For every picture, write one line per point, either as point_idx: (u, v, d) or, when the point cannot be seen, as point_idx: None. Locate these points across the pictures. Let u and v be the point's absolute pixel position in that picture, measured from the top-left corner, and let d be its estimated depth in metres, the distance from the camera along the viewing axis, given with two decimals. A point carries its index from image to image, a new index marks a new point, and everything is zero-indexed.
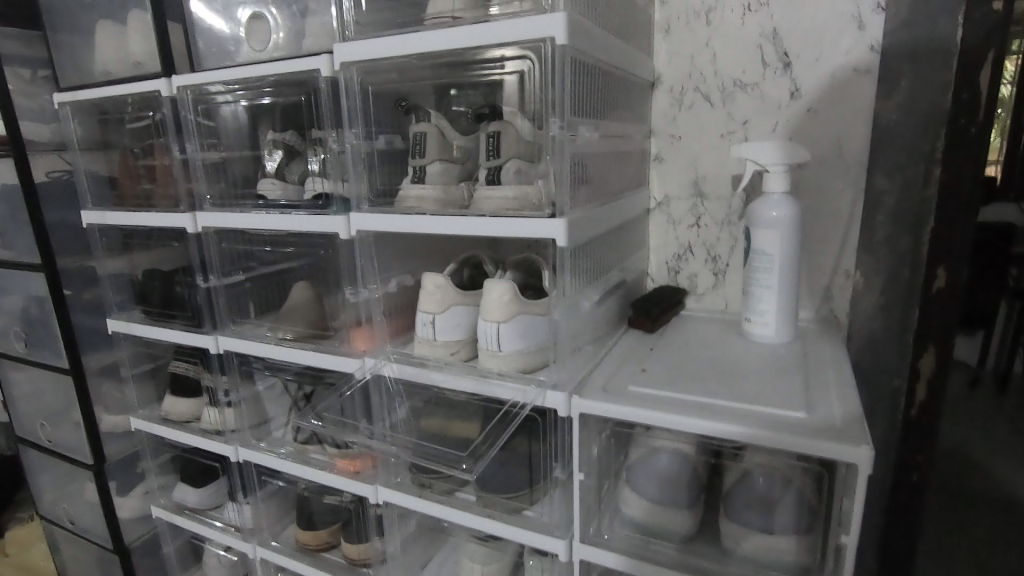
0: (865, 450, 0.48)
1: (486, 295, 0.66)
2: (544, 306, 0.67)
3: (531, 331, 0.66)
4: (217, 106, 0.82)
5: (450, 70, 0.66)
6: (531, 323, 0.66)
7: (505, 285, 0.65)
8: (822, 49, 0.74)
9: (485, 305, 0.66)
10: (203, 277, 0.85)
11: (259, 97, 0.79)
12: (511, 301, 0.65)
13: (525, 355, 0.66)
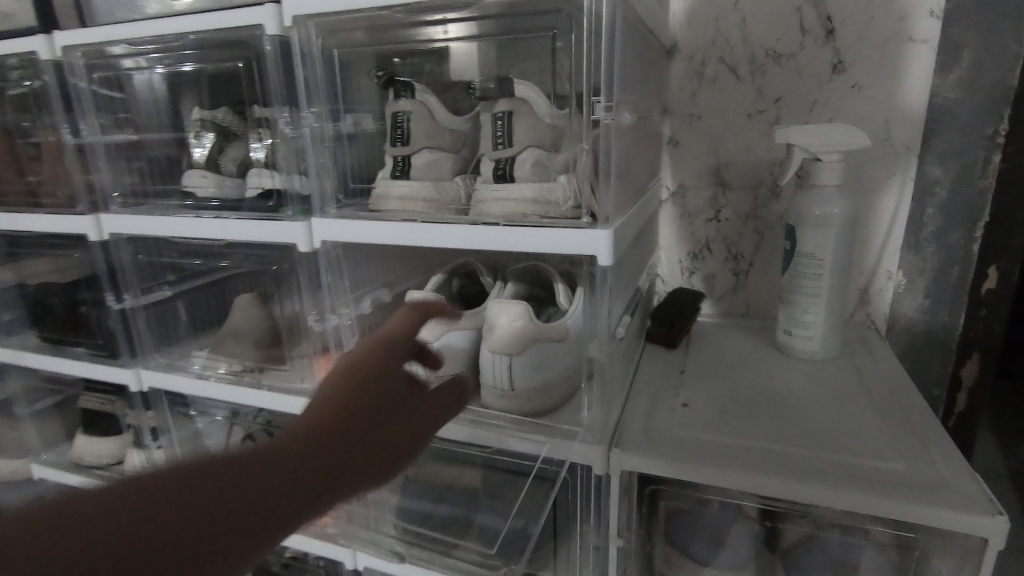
0: (1001, 522, 0.39)
1: (494, 320, 0.52)
2: (564, 329, 0.53)
3: (550, 365, 0.53)
4: (128, 74, 0.63)
5: (388, 37, 0.53)
6: (551, 354, 0.52)
7: (517, 307, 0.51)
8: (872, 14, 0.63)
9: (491, 332, 0.52)
10: (114, 297, 0.68)
11: (180, 62, 0.60)
12: (526, 329, 0.51)
13: (542, 394, 0.52)
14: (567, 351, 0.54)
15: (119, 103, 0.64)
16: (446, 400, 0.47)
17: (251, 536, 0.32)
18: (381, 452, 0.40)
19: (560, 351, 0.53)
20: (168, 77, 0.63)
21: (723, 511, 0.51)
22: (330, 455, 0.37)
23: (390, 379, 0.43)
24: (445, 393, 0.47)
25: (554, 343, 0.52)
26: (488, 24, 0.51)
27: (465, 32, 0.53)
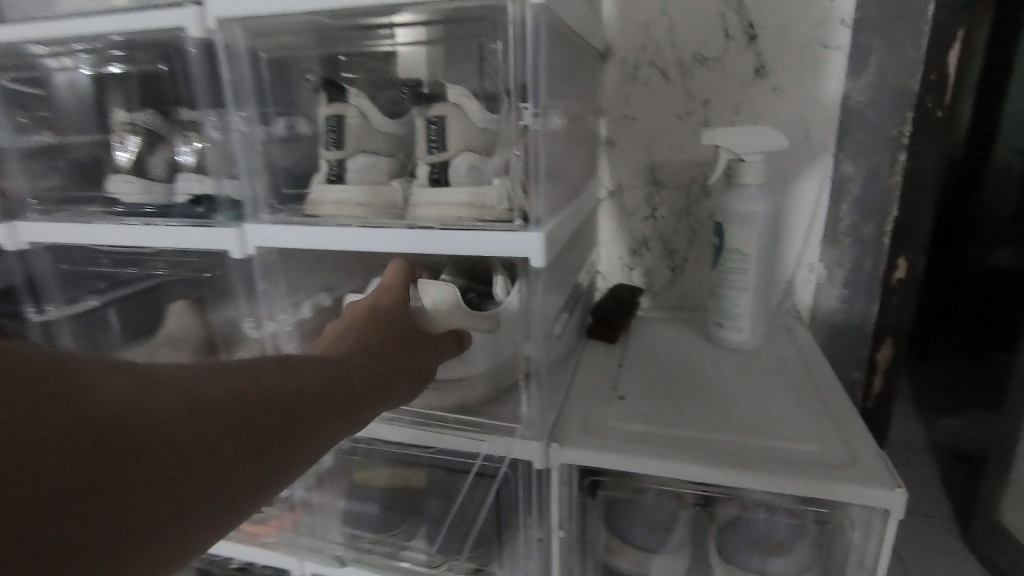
0: (901, 494, 0.42)
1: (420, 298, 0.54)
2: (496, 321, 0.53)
3: (478, 353, 0.54)
4: (50, 73, 0.61)
5: (341, 38, 0.53)
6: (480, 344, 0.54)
7: (442, 288, 0.53)
8: (789, 22, 0.67)
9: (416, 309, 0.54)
10: (35, 309, 0.66)
11: (106, 63, 0.58)
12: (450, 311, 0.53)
13: (466, 385, 0.54)
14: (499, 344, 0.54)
15: (43, 103, 0.62)
16: (448, 346, 0.50)
17: (233, 459, 0.32)
18: (372, 404, 0.41)
19: (489, 340, 0.54)
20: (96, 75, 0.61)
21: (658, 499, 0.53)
22: (323, 403, 0.37)
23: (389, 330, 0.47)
24: (448, 340, 0.51)
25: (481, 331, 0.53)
26: (435, 29, 0.51)
27: (415, 37, 0.53)
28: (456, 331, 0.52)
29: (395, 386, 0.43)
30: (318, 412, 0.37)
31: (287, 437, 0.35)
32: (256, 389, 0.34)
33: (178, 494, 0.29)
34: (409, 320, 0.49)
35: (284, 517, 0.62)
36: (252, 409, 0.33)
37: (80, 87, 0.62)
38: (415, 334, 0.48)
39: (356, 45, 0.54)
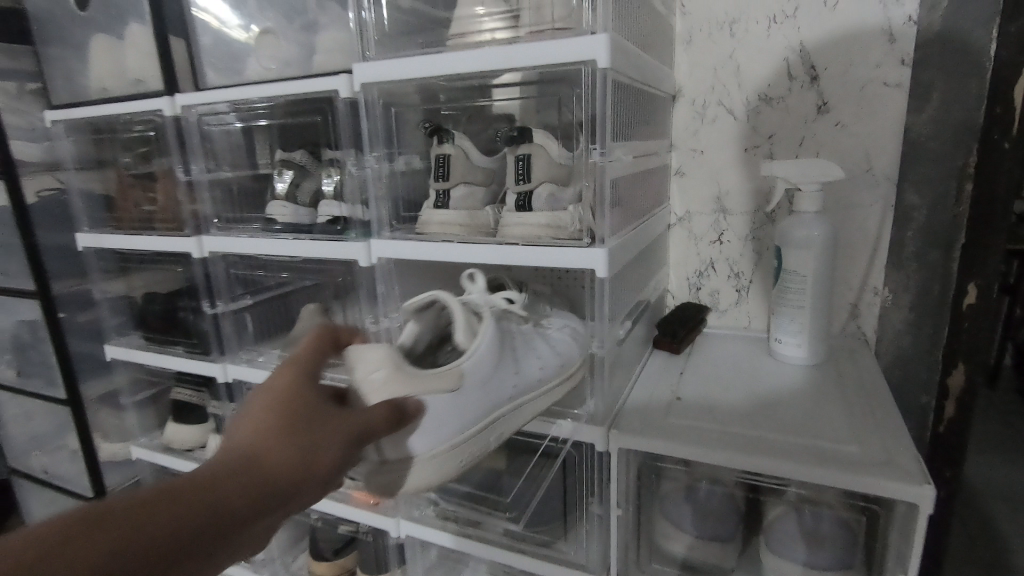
0: (930, 489, 0.47)
1: (356, 370, 0.48)
2: (458, 378, 0.50)
3: (442, 419, 0.49)
4: (208, 128, 0.77)
5: (454, 94, 0.67)
6: (440, 410, 0.49)
7: (379, 354, 0.47)
8: (850, 63, 0.72)
9: (355, 385, 0.48)
10: (210, 303, 0.82)
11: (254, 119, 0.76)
12: (392, 378, 0.47)
13: (448, 454, 0.50)
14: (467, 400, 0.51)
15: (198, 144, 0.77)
16: (376, 424, 0.45)
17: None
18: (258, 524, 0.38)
19: (454, 402, 0.50)
20: (244, 127, 0.78)
21: (709, 489, 0.60)
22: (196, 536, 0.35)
23: (287, 428, 0.41)
24: (378, 416, 0.45)
25: (439, 394, 0.49)
26: (529, 89, 0.64)
27: (507, 94, 0.66)
28: (388, 403, 0.46)
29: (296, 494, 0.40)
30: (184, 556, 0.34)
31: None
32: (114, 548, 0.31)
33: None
34: (319, 407, 0.44)
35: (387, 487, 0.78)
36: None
37: (234, 135, 0.79)
38: (326, 422, 0.43)
39: (461, 100, 0.68)
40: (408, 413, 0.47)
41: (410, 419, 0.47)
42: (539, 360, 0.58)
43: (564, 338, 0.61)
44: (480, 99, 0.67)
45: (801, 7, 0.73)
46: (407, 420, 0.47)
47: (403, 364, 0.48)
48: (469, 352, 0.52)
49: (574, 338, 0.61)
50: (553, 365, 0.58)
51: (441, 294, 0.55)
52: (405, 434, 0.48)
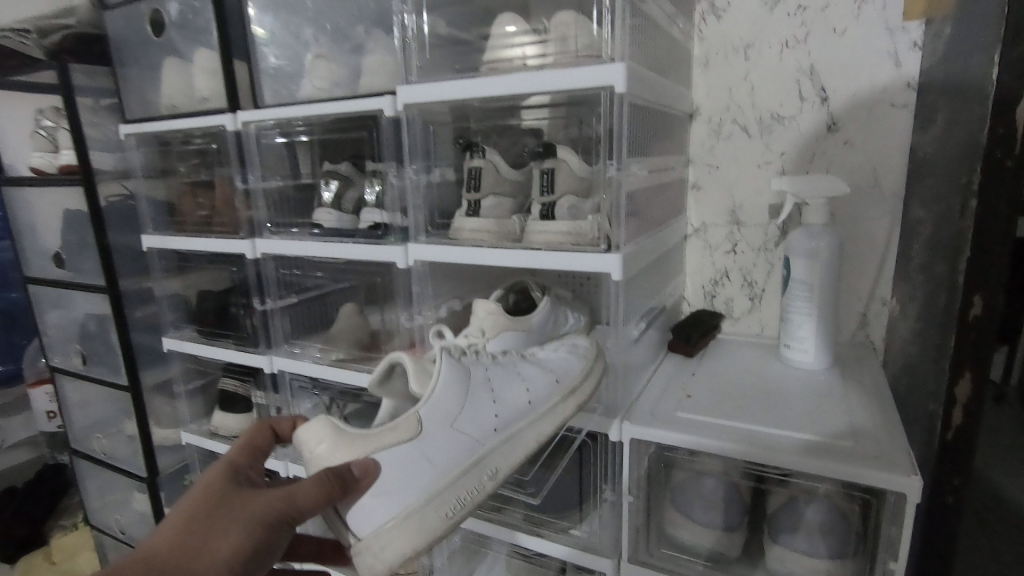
0: (917, 480, 0.51)
1: (306, 449, 0.54)
2: (414, 426, 0.54)
3: (406, 470, 0.52)
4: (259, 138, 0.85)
5: (486, 113, 0.74)
6: (404, 461, 0.52)
7: (318, 427, 0.53)
8: (859, 85, 0.77)
9: (309, 463, 0.53)
10: (260, 300, 0.90)
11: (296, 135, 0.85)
12: (334, 447, 0.52)
13: (431, 503, 0.53)
14: (433, 445, 0.54)
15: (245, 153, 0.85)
16: (299, 500, 0.47)
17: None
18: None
19: (416, 453, 0.54)
20: (286, 142, 0.87)
21: (716, 480, 0.64)
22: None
23: (203, 523, 0.46)
24: (302, 491, 0.47)
25: (395, 446, 0.53)
26: (558, 109, 0.71)
27: (536, 114, 0.72)
28: (320, 476, 0.48)
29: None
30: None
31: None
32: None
33: None
34: (237, 500, 0.48)
35: None
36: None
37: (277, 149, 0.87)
38: (236, 507, 0.47)
39: (493, 118, 0.75)
40: (356, 476, 0.50)
41: (359, 481, 0.50)
42: (529, 386, 0.61)
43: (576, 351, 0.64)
44: (513, 118, 0.74)
45: (811, 33, 0.78)
46: (350, 488, 0.49)
47: (346, 430, 0.53)
48: (424, 399, 0.56)
49: (573, 354, 0.65)
50: (543, 387, 0.61)
51: (391, 357, 0.59)
52: (358, 500, 0.51)
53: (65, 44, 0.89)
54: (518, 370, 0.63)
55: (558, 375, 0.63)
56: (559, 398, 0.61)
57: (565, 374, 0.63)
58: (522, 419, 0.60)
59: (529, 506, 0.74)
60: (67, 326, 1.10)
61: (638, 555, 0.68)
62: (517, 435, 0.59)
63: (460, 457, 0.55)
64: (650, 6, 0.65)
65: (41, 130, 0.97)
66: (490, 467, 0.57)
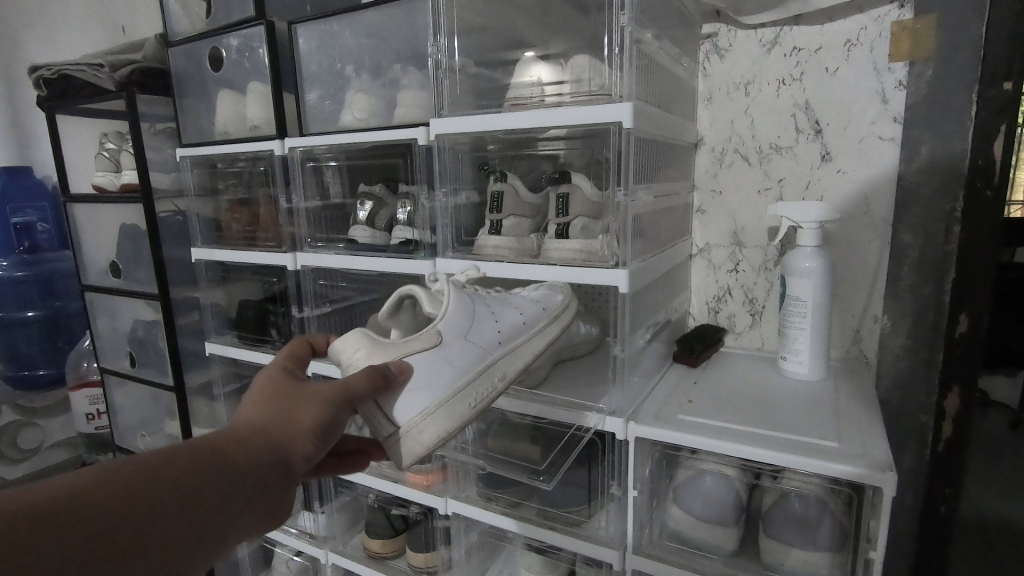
0: (893, 476, 0.57)
1: (343, 357, 0.61)
2: (435, 336, 0.63)
3: (434, 371, 0.62)
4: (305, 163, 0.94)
5: (506, 143, 0.82)
6: (431, 362, 0.62)
7: (352, 338, 0.61)
8: (850, 119, 0.84)
9: (349, 368, 0.61)
10: (298, 309, 0.97)
11: (327, 160, 0.95)
12: (371, 353, 0.61)
13: (458, 397, 0.63)
14: (453, 351, 0.64)
15: (284, 177, 0.94)
16: (355, 390, 0.54)
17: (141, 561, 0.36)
18: (268, 467, 0.45)
19: (440, 357, 0.63)
20: (319, 167, 0.96)
21: (714, 477, 0.70)
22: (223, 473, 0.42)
23: (280, 403, 0.50)
24: (355, 383, 0.54)
25: (422, 352, 0.62)
26: (573, 141, 0.79)
27: (555, 146, 0.81)
28: (368, 371, 0.56)
29: (291, 453, 0.47)
30: (214, 492, 0.41)
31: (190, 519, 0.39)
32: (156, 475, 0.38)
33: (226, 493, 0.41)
34: (304, 386, 0.52)
35: (439, 472, 0.90)
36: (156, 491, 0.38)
37: (315, 174, 0.96)
38: (305, 391, 0.51)
39: (513, 147, 0.83)
40: (395, 372, 0.59)
41: (396, 376, 0.59)
42: (523, 311, 0.71)
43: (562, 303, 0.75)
44: (534, 148, 0.82)
45: (806, 72, 0.85)
46: (391, 379, 0.58)
47: (377, 340, 0.62)
48: (440, 317, 0.65)
49: (553, 288, 0.75)
50: (534, 313, 0.71)
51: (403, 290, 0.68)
52: (399, 392, 0.60)
53: (134, 77, 1.00)
54: (511, 301, 0.72)
55: (543, 305, 0.73)
56: (544, 322, 0.72)
57: (550, 300, 0.73)
58: (520, 334, 0.70)
59: (542, 501, 0.80)
60: (121, 330, 1.20)
61: (641, 547, 0.73)
62: (515, 351, 0.69)
63: (475, 364, 0.66)
64: (656, 49, 0.72)
65: (105, 152, 1.08)
66: (500, 372, 0.68)
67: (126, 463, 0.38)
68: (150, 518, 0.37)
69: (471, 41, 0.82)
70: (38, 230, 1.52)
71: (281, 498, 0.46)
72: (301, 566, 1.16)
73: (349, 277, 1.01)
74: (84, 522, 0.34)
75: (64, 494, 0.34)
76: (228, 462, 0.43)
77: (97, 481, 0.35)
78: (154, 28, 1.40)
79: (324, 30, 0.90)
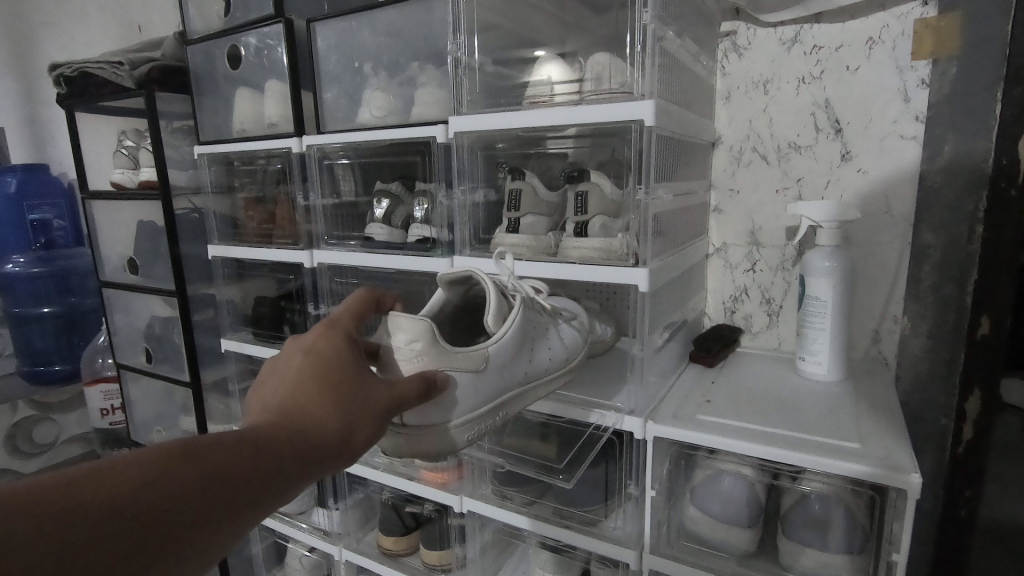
0: (916, 478, 0.56)
1: (397, 338, 0.58)
2: (481, 361, 0.61)
3: (463, 394, 0.60)
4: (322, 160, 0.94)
5: (524, 141, 0.82)
6: (464, 386, 0.60)
7: (418, 327, 0.58)
8: (871, 118, 0.83)
9: (394, 350, 0.58)
10: (314, 305, 0.98)
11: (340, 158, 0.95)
12: (425, 352, 0.58)
13: (467, 423, 0.61)
14: (487, 378, 0.62)
15: (300, 175, 0.94)
16: (406, 397, 0.52)
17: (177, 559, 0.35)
18: (311, 471, 0.44)
19: (475, 382, 0.61)
20: (336, 164, 0.96)
21: (732, 478, 0.70)
22: (264, 471, 0.41)
23: (338, 393, 0.48)
24: (407, 389, 0.52)
25: (462, 374, 0.60)
26: (592, 139, 0.79)
27: (572, 144, 0.81)
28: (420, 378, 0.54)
29: (335, 456, 0.46)
30: (260, 495, 0.40)
31: (231, 517, 0.38)
32: (201, 471, 0.37)
33: (270, 497, 0.41)
34: (360, 377, 0.50)
35: (454, 470, 0.90)
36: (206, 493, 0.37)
37: (332, 172, 0.96)
38: (361, 387, 0.49)
39: (531, 146, 0.83)
40: (438, 391, 0.56)
41: (436, 396, 0.56)
42: (552, 352, 0.70)
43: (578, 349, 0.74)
44: (552, 147, 0.82)
45: (826, 71, 0.85)
46: (434, 396, 0.56)
47: (438, 339, 0.59)
48: (496, 337, 0.63)
49: (578, 335, 0.75)
50: (560, 355, 0.70)
51: (475, 273, 0.65)
52: (426, 411, 0.58)
53: (152, 75, 1.01)
54: (549, 332, 0.70)
55: (568, 350, 0.72)
56: (561, 369, 0.71)
57: (573, 350, 0.73)
58: (539, 377, 0.68)
59: (558, 500, 0.80)
60: (137, 326, 1.21)
61: (658, 547, 0.73)
62: (530, 389, 0.68)
63: (495, 394, 0.63)
64: (676, 46, 0.72)
65: (124, 150, 1.09)
66: (504, 409, 0.66)
67: (175, 453, 0.37)
68: (198, 521, 0.36)
69: (490, 39, 0.82)
70: (55, 226, 1.54)
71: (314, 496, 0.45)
72: (315, 562, 1.16)
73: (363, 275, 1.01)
74: (135, 524, 0.33)
75: (113, 491, 0.33)
76: (277, 463, 0.42)
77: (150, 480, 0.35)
78: (170, 27, 1.41)
79: (343, 28, 0.90)
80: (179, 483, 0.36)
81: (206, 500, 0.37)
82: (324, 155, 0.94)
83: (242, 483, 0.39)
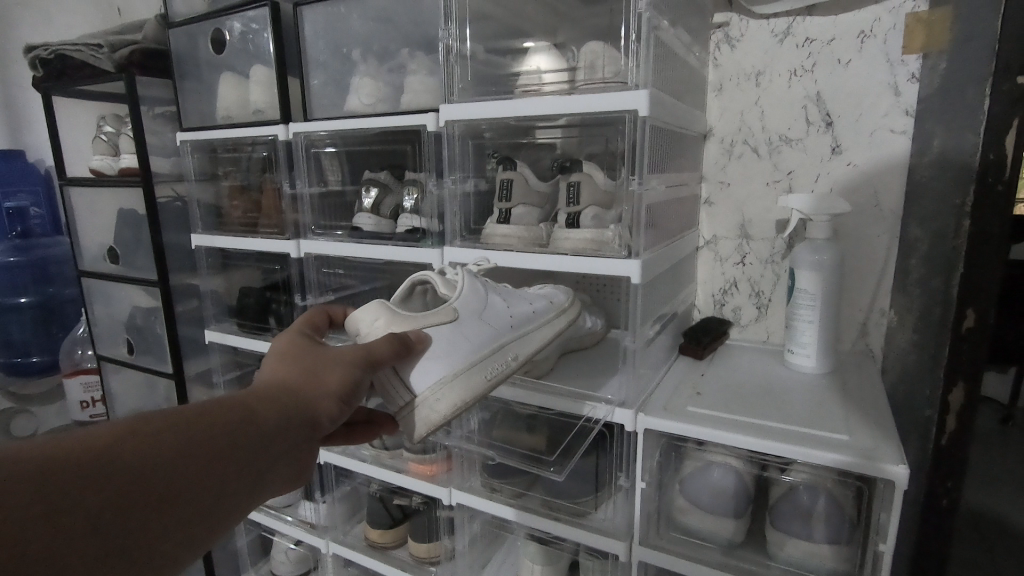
0: (902, 470, 0.56)
1: (361, 329, 0.63)
2: (452, 312, 0.64)
3: (449, 343, 0.63)
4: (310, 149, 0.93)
5: (514, 130, 0.81)
6: (448, 337, 0.63)
7: (371, 309, 0.63)
8: (862, 112, 0.83)
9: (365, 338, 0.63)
10: (301, 296, 0.96)
11: (325, 145, 0.93)
12: (390, 322, 0.62)
13: (473, 368, 0.64)
14: (468, 326, 0.65)
15: (285, 161, 0.92)
16: (379, 353, 0.56)
17: (174, 514, 0.38)
18: (294, 428, 0.47)
19: (456, 330, 0.64)
20: (323, 152, 0.94)
21: (723, 470, 0.70)
22: (246, 430, 0.44)
23: (306, 365, 0.52)
24: (378, 346, 0.56)
25: (440, 325, 0.63)
26: (584, 129, 0.79)
27: (564, 134, 0.80)
28: (389, 336, 0.58)
29: (316, 413, 0.49)
30: (246, 451, 0.43)
31: (220, 473, 0.41)
32: (186, 433, 0.40)
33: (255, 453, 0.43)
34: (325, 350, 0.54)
35: (443, 462, 0.89)
36: (191, 449, 0.39)
37: (319, 159, 0.94)
38: (330, 354, 0.53)
39: (523, 135, 0.82)
40: (413, 342, 0.60)
41: (415, 345, 0.60)
42: (533, 303, 0.73)
43: (567, 300, 0.77)
44: (544, 136, 0.81)
45: (818, 63, 0.84)
46: (409, 349, 0.59)
47: (396, 311, 0.63)
48: (457, 294, 0.66)
49: (560, 290, 0.78)
50: (543, 304, 0.73)
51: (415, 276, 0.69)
52: (418, 362, 0.61)
53: (133, 58, 0.98)
54: (524, 295, 0.73)
55: (550, 297, 0.75)
56: (553, 313, 0.74)
57: (557, 296, 0.76)
58: (532, 321, 0.71)
59: (546, 491, 0.80)
60: (118, 316, 1.18)
61: (648, 538, 0.73)
62: (529, 338, 0.70)
63: (488, 343, 0.66)
64: (671, 36, 0.71)
65: (103, 135, 1.06)
66: (512, 353, 0.68)
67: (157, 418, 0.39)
68: (185, 473, 0.39)
69: (482, 27, 0.81)
70: (31, 214, 1.50)
71: (304, 456, 0.48)
72: (301, 554, 1.16)
73: (348, 265, 0.99)
74: (126, 475, 0.36)
75: (101, 445, 0.35)
76: (257, 422, 0.45)
77: (136, 438, 0.37)
78: (151, 10, 1.37)
79: (332, 13, 0.88)
80: (164, 441, 0.38)
81: (190, 455, 0.39)
82: (312, 142, 0.92)
83: (225, 440, 0.42)
